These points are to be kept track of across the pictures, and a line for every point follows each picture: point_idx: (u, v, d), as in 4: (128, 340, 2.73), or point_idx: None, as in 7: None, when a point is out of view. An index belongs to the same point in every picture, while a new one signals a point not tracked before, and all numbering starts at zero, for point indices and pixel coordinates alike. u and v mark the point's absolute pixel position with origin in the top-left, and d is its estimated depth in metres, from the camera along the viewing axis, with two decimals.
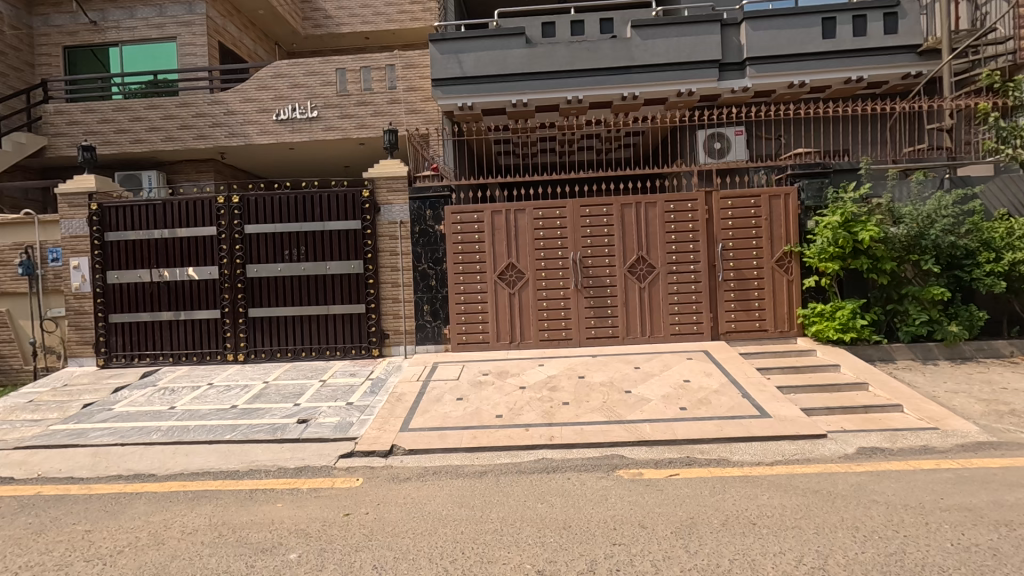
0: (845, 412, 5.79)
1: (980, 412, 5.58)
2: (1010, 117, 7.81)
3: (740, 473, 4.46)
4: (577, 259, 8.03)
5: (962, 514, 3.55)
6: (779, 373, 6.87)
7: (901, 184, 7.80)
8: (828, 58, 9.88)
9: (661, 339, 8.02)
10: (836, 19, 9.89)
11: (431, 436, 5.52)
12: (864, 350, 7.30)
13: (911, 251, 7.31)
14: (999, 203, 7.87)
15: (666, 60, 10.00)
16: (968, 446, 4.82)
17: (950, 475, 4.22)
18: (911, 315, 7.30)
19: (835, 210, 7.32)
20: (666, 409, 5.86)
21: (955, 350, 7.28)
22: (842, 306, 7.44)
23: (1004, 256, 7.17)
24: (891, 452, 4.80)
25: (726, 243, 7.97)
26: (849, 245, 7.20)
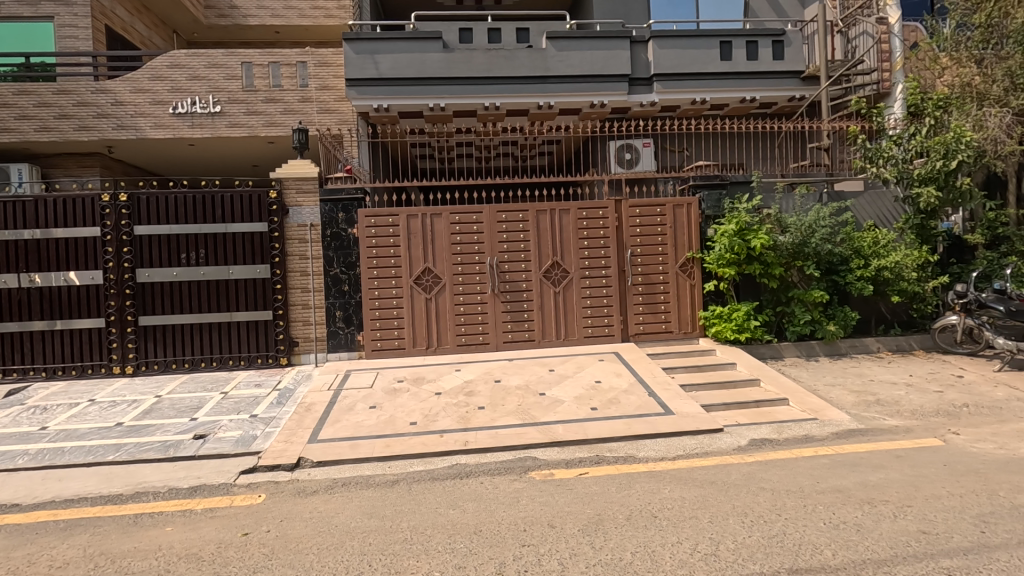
0: (740, 406, 6.24)
1: (852, 402, 6.22)
2: (876, 138, 8.78)
3: (645, 469, 4.67)
4: (493, 264, 8.09)
5: (834, 495, 3.93)
6: (682, 372, 7.28)
7: (787, 197, 8.57)
8: (726, 79, 10.66)
9: (575, 341, 8.25)
10: (732, 43, 10.68)
11: (342, 446, 5.33)
12: (757, 349, 7.91)
13: (797, 257, 8.01)
14: (868, 216, 8.83)
15: (580, 72, 10.35)
16: (841, 434, 5.36)
17: (826, 460, 4.67)
18: (797, 315, 7.99)
19: (731, 219, 7.89)
20: (578, 410, 6.04)
21: (833, 347, 8.07)
22: (738, 308, 8.01)
23: (872, 262, 8.02)
24: (777, 442, 5.23)
25: (635, 249, 8.35)
26: (743, 252, 7.79)
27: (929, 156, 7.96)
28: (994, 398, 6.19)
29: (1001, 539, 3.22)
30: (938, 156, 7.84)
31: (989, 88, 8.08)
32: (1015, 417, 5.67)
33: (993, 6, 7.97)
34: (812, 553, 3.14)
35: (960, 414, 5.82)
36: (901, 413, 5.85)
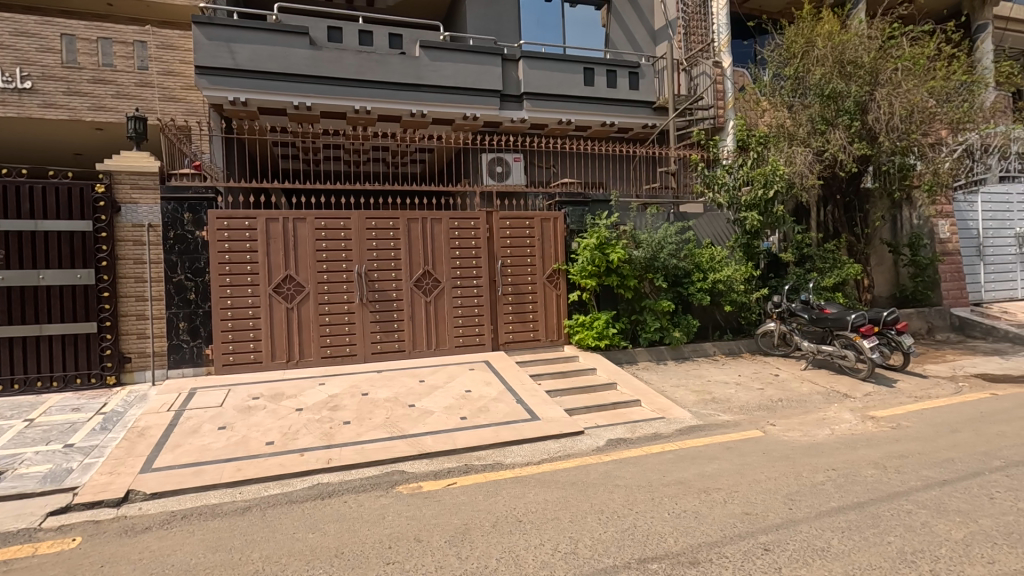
0: (599, 409, 6.67)
1: (693, 401, 6.96)
2: (712, 167, 9.99)
3: (511, 474, 4.79)
4: (362, 272, 7.81)
5: (677, 486, 4.35)
6: (548, 379, 7.61)
7: (640, 215, 9.37)
8: (588, 103, 11.43)
9: (446, 351, 8.23)
10: (594, 70, 11.49)
11: (183, 473, 4.77)
12: (615, 354, 8.54)
13: (648, 270, 8.80)
14: (706, 234, 9.97)
15: (452, 84, 10.45)
16: (684, 430, 5.97)
17: (671, 455, 5.16)
18: (649, 323, 8.77)
19: (593, 233, 8.46)
20: (447, 420, 6.02)
21: (679, 351, 8.96)
22: (599, 317, 8.59)
23: (709, 276, 9.06)
24: (630, 441, 5.68)
25: (505, 259, 8.58)
26: (603, 264, 8.38)
27: (752, 185, 9.28)
28: (801, 393, 7.31)
29: (804, 513, 3.80)
30: (759, 185, 9.16)
31: (797, 130, 9.55)
32: (815, 408, 6.74)
33: (799, 63, 9.50)
34: (657, 542, 3.44)
35: (776, 407, 6.78)
36: (732, 409, 6.67)
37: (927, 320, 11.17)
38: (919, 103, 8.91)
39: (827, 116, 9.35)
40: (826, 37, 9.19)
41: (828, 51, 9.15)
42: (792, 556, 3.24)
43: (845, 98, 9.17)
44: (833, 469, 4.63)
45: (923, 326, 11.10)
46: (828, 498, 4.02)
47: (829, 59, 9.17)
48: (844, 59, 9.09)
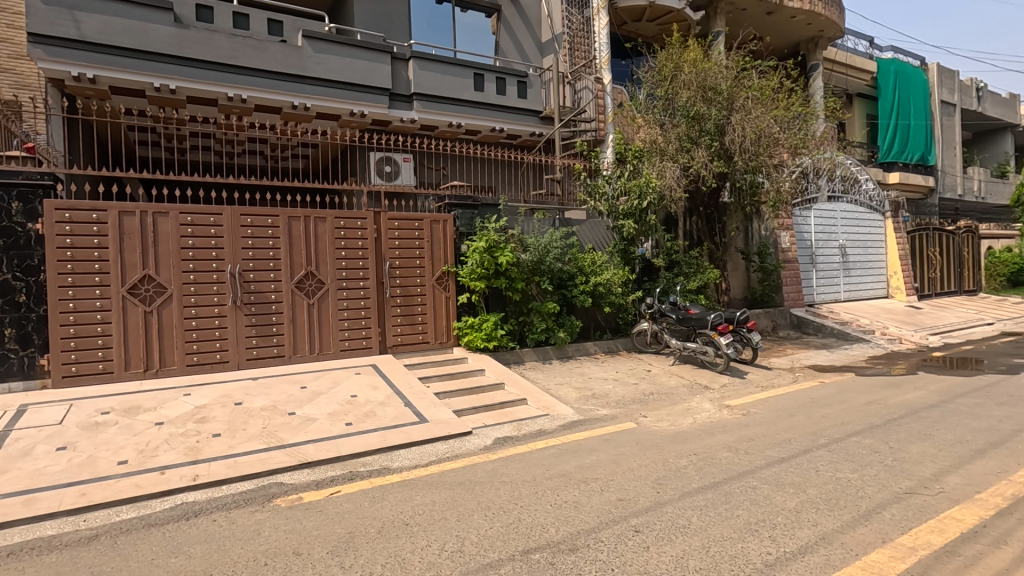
0: (487, 409, 6.79)
1: (575, 397, 7.34)
2: (594, 176, 10.62)
3: (398, 479, 4.73)
4: (235, 273, 7.26)
5: (559, 479, 4.58)
6: (437, 381, 7.60)
7: (527, 220, 9.70)
8: (478, 108, 11.62)
9: (330, 355, 7.89)
10: (484, 77, 11.70)
11: (10, 504, 4.11)
12: (503, 355, 8.74)
13: (535, 273, 9.14)
14: (588, 240, 10.52)
15: (339, 78, 10.07)
16: (567, 425, 6.28)
17: (555, 450, 5.41)
18: (535, 324, 9.11)
19: (482, 237, 8.63)
20: (331, 427, 5.79)
21: (563, 350, 9.39)
22: (487, 319, 8.75)
23: (590, 279, 9.61)
24: (516, 439, 5.85)
25: (393, 261, 8.44)
26: (492, 267, 8.58)
27: (629, 196, 10.04)
28: (669, 386, 8.01)
29: (669, 495, 4.18)
30: (634, 196, 9.93)
31: (667, 146, 10.46)
32: (681, 399, 7.42)
33: (669, 85, 10.42)
34: (540, 533, 3.60)
35: (648, 400, 7.36)
36: (609, 403, 7.14)
37: (772, 319, 12.74)
38: (765, 129, 10.17)
39: (692, 136, 10.36)
40: (691, 64, 10.18)
41: (693, 77, 10.14)
42: (658, 535, 3.56)
43: (707, 120, 10.24)
44: (694, 453, 5.14)
45: (769, 324, 12.64)
46: (690, 480, 4.46)
47: (694, 84, 10.15)
48: (706, 85, 10.12)
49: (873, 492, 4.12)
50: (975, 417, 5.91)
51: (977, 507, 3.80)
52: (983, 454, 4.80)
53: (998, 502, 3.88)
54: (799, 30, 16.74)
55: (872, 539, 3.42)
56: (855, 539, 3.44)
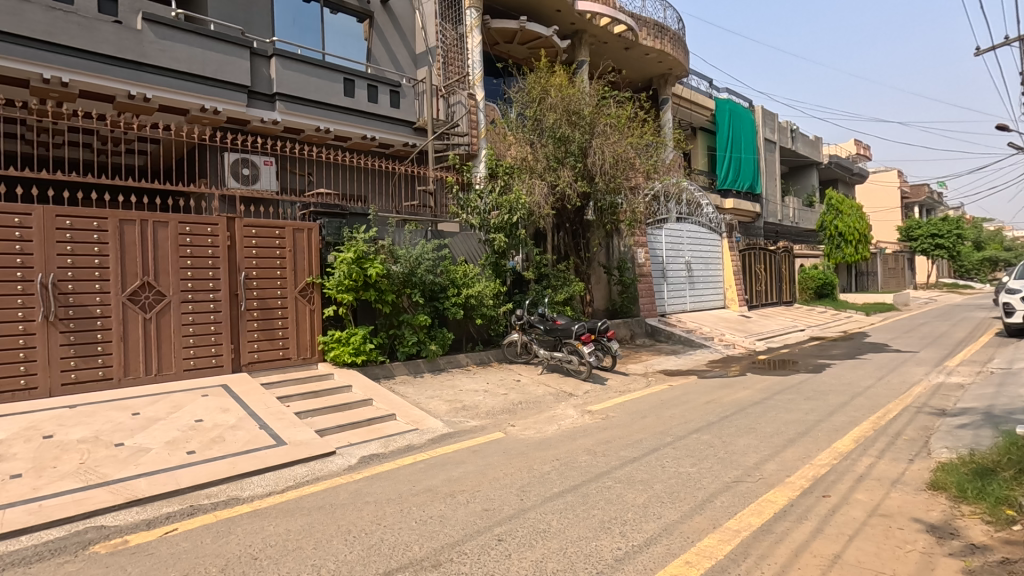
0: (353, 427, 6.51)
1: (445, 410, 7.32)
2: (467, 189, 10.78)
3: (249, 509, 4.35)
4: (49, 283, 6.23)
5: (426, 495, 4.53)
6: (298, 400, 7.13)
7: (398, 231, 9.55)
8: (348, 115, 11.26)
9: (171, 376, 7.03)
10: (354, 83, 11.37)
11: None
12: (372, 369, 8.44)
13: (406, 286, 9.02)
14: (461, 252, 10.65)
15: (187, 69, 9.15)
16: (436, 439, 6.24)
17: (422, 465, 5.34)
18: (406, 337, 8.96)
19: (350, 248, 8.32)
20: (169, 456, 5.16)
21: (435, 363, 9.32)
22: (355, 332, 8.41)
23: (462, 291, 9.68)
24: (383, 456, 5.68)
25: (250, 271, 7.81)
26: (360, 279, 8.31)
27: (500, 211, 10.31)
28: (537, 395, 8.30)
29: (532, 501, 4.32)
30: (505, 211, 10.23)
31: (536, 165, 10.95)
32: (547, 407, 7.74)
33: (537, 107, 10.97)
34: (402, 552, 3.52)
35: (516, 409, 7.56)
36: (479, 415, 7.22)
37: (630, 328, 13.80)
38: (623, 154, 11.09)
39: (558, 156, 10.97)
40: (557, 89, 10.82)
41: (558, 101, 10.76)
42: (520, 541, 3.66)
43: (571, 142, 10.92)
44: (557, 459, 5.37)
45: (628, 333, 13.67)
46: (552, 485, 4.65)
47: (559, 108, 10.78)
48: (571, 110, 10.79)
49: (708, 482, 4.62)
50: (788, 411, 6.89)
51: (786, 489, 4.42)
52: (793, 442, 5.61)
53: (803, 483, 4.55)
54: (651, 66, 18.54)
55: (705, 526, 3.83)
56: (692, 527, 3.82)
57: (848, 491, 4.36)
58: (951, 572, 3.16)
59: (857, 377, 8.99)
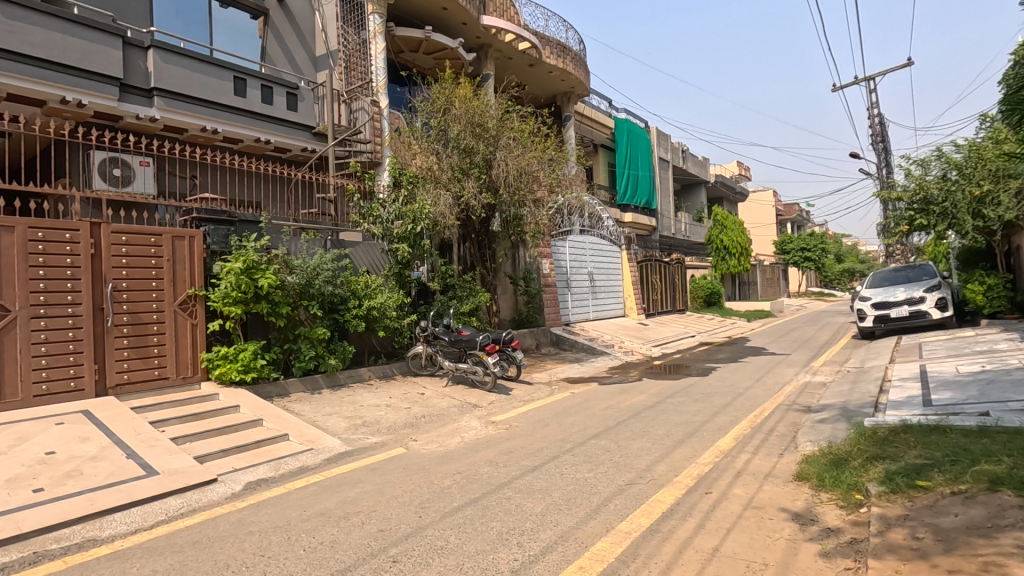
0: (239, 450, 6.03)
1: (343, 428, 7.00)
2: (369, 198, 10.49)
3: (108, 551, 3.87)
4: None
5: (317, 519, 4.28)
6: (175, 424, 6.49)
7: (294, 240, 9.08)
8: (239, 115, 10.57)
9: (16, 404, 6.14)
10: (246, 82, 10.71)
11: None
12: (264, 387, 7.89)
13: (302, 297, 8.58)
14: (363, 263, 10.32)
15: (45, 56, 8.15)
16: (331, 459, 5.94)
17: (315, 487, 5.06)
18: (303, 352, 8.48)
19: (238, 257, 7.77)
20: (10, 497, 4.47)
21: (334, 378, 8.90)
22: (245, 348, 7.83)
23: (364, 303, 9.37)
24: (272, 481, 5.31)
25: (119, 282, 7.04)
26: (251, 291, 7.79)
27: (403, 220, 10.15)
28: (441, 408, 8.19)
29: (431, 518, 4.23)
30: (408, 221, 10.08)
31: (441, 175, 10.93)
32: (451, 419, 7.65)
33: (442, 117, 11.02)
34: None
35: (419, 423, 7.40)
36: (379, 431, 6.98)
37: (536, 337, 14.07)
38: (526, 167, 11.34)
39: (463, 167, 11.01)
40: (462, 101, 10.92)
41: (463, 112, 10.84)
42: (415, 561, 3.56)
43: (476, 154, 11.00)
44: (458, 472, 5.31)
45: (534, 343, 13.92)
46: (452, 500, 4.59)
47: (464, 119, 10.87)
48: (475, 121, 10.89)
49: (603, 487, 4.78)
50: (678, 414, 7.33)
51: (674, 489, 4.68)
52: (681, 443, 5.97)
53: (688, 482, 4.84)
54: (555, 83, 19.22)
55: (598, 530, 3.94)
56: (586, 532, 3.91)
57: (727, 486, 4.69)
58: (810, 555, 3.49)
59: (738, 379, 9.76)
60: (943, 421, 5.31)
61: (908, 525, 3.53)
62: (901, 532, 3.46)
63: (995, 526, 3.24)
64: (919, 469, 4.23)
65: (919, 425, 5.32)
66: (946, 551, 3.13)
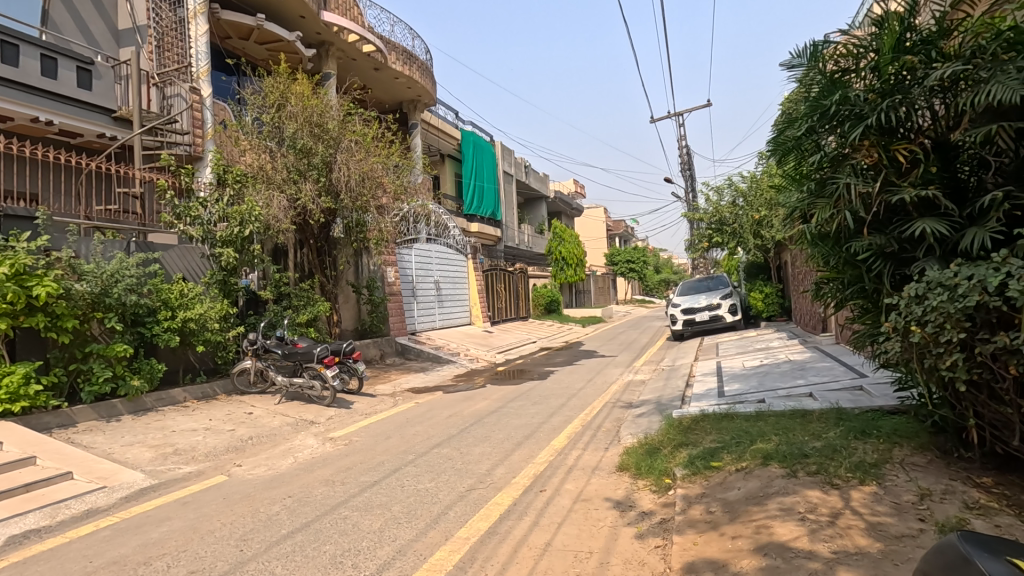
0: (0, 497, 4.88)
1: (148, 459, 6.07)
2: (186, 195, 9.28)
3: None
4: None
5: (109, 570, 3.64)
6: None
7: (84, 242, 7.68)
8: (8, 87, 8.70)
9: None
10: (19, 49, 8.87)
11: None
12: (39, 418, 6.53)
13: (95, 309, 7.31)
14: (176, 268, 9.14)
15: None
16: (131, 496, 5.10)
17: (108, 532, 4.30)
18: (94, 373, 7.19)
19: (3, 261, 6.35)
20: None
21: (138, 403, 7.69)
22: (11, 371, 6.43)
23: (178, 314, 8.24)
24: (47, 530, 4.39)
25: None
26: (22, 301, 6.43)
27: (228, 223, 9.07)
28: (271, 427, 7.51)
29: (254, 550, 3.84)
30: (234, 223, 9.04)
31: (274, 174, 10.22)
32: (283, 439, 7.06)
33: (276, 113, 10.37)
34: None
35: (244, 447, 6.70)
36: (195, 458, 6.19)
37: (380, 347, 13.66)
38: (370, 172, 10.96)
39: (300, 168, 10.36)
40: (299, 97, 10.37)
41: (299, 110, 10.28)
42: None
43: (314, 155, 10.41)
44: (289, 496, 4.91)
45: (378, 353, 13.52)
46: (280, 527, 4.22)
47: (300, 117, 10.30)
48: (313, 121, 10.36)
49: (443, 495, 4.78)
50: (518, 417, 7.64)
51: (512, 490, 4.85)
52: (520, 445, 6.23)
53: (525, 482, 5.06)
54: (401, 90, 18.99)
55: (437, 540, 3.92)
56: (425, 544, 3.87)
57: (559, 483, 5.00)
58: (628, 538, 3.86)
59: (573, 381, 10.50)
60: (732, 409, 6.27)
61: (703, 502, 4.08)
62: (698, 508, 3.99)
63: (766, 494, 3.89)
64: (713, 452, 4.92)
65: (714, 414, 6.21)
66: (731, 520, 3.68)
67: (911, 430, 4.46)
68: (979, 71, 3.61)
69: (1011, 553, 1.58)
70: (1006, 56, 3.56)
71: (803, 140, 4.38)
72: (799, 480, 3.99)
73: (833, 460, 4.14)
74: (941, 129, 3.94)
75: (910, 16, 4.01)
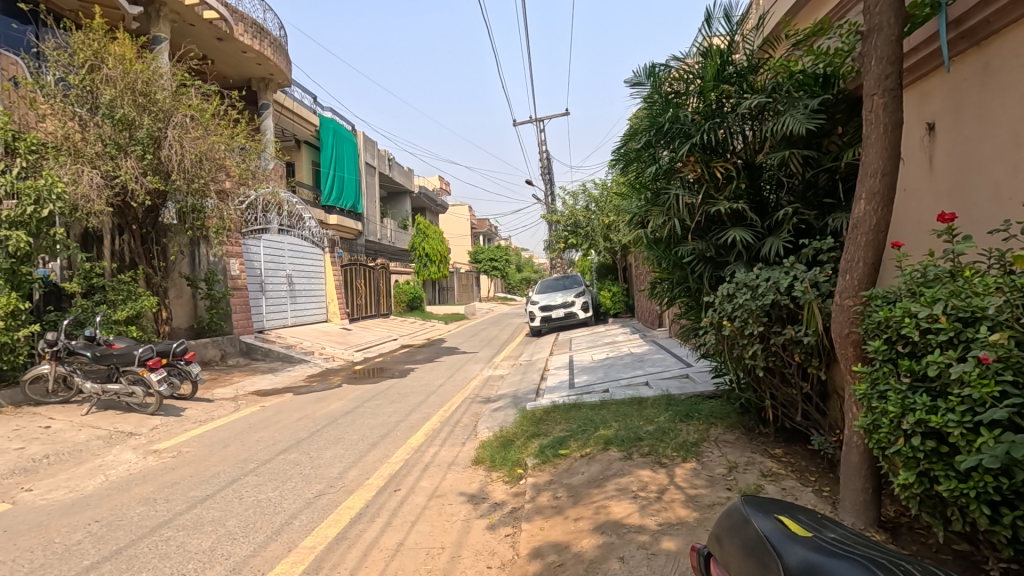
0: None
1: None
2: None
3: None
4: None
5: None
6: None
7: None
8: None
9: None
10: None
11: None
12: None
13: None
14: None
15: None
16: None
17: None
18: None
19: None
20: None
21: None
22: None
23: None
24: None
25: None
26: None
27: (19, 200, 7.49)
28: (76, 442, 6.41)
29: None
30: (28, 200, 7.48)
31: (85, 147, 8.74)
32: (91, 455, 6.06)
33: (86, 75, 8.88)
34: None
35: (38, 467, 5.64)
36: None
37: (220, 347, 12.41)
38: (208, 152, 9.80)
39: (119, 142, 8.97)
40: (117, 59, 8.99)
41: (118, 74, 8.91)
42: None
43: (138, 128, 9.09)
44: (96, 520, 4.23)
45: (217, 353, 12.27)
46: (81, 557, 3.63)
47: (119, 83, 8.92)
48: (136, 88, 9.04)
49: (288, 504, 4.46)
50: (374, 417, 7.41)
51: (364, 492, 4.69)
52: (375, 446, 6.03)
53: (379, 483, 4.92)
54: (250, 66, 17.37)
55: (278, 553, 3.65)
56: (265, 557, 3.59)
57: (414, 481, 4.93)
58: (479, 530, 3.93)
59: (432, 378, 10.47)
60: (579, 399, 6.71)
61: (551, 488, 4.30)
62: (546, 495, 4.20)
63: (606, 477, 4.22)
64: (561, 441, 5.21)
65: (564, 404, 6.60)
66: (574, 504, 3.92)
67: (723, 411, 5.14)
68: (777, 104, 4.24)
69: (780, 510, 1.89)
70: (797, 94, 4.22)
71: (642, 152, 4.83)
72: (633, 461, 4.39)
73: (662, 441, 4.62)
74: (750, 152, 4.57)
75: (728, 52, 4.60)
